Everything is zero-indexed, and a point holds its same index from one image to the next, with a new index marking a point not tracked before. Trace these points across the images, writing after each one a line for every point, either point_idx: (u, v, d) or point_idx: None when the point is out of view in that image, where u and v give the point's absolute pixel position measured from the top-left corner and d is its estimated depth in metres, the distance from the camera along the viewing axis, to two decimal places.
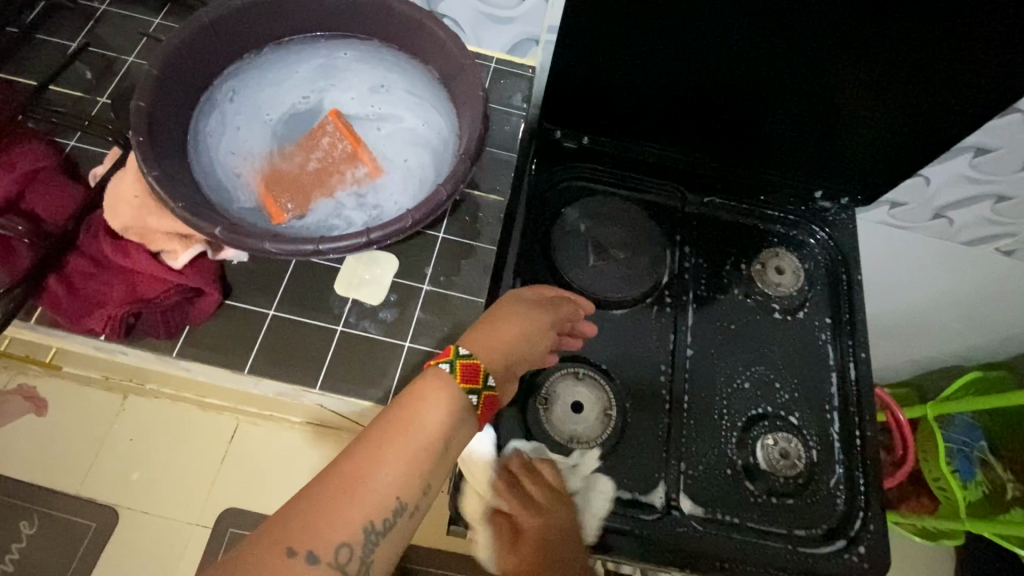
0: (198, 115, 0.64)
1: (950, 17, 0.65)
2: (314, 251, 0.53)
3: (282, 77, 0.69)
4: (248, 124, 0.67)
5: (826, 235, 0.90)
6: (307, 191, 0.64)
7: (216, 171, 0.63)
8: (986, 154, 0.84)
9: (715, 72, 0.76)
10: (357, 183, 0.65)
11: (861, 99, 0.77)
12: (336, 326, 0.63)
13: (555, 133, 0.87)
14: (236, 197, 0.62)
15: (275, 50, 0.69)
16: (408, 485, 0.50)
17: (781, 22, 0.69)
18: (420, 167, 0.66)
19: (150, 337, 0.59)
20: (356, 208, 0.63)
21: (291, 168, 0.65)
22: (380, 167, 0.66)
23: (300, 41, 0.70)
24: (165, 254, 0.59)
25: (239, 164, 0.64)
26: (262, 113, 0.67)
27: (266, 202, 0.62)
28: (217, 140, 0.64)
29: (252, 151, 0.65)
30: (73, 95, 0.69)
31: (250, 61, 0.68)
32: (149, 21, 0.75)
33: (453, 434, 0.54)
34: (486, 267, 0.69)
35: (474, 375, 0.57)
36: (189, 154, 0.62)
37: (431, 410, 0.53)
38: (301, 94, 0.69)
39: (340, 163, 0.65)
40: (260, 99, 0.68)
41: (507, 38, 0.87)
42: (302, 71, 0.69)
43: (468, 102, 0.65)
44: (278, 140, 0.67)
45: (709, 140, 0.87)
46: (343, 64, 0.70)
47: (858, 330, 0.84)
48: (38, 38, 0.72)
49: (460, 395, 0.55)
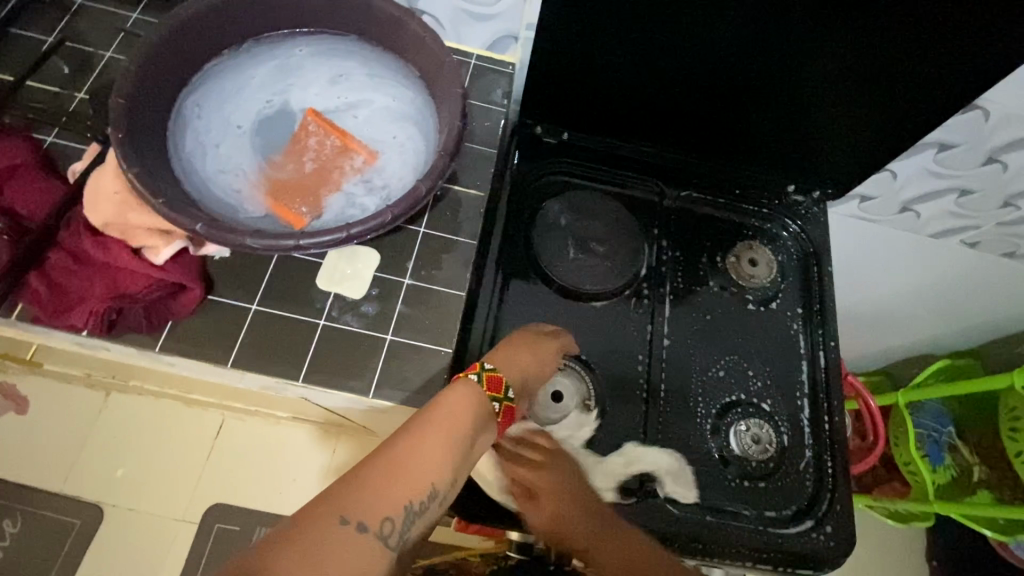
0: (174, 136, 0.63)
1: (918, 12, 0.67)
2: (295, 246, 0.54)
3: (237, 84, 0.67)
4: (227, 140, 0.65)
5: (798, 227, 0.93)
6: (314, 192, 0.64)
7: (214, 191, 0.62)
8: (949, 149, 0.87)
9: (688, 67, 0.78)
10: (356, 175, 0.66)
11: (829, 94, 0.79)
12: (319, 320, 0.64)
13: (536, 128, 0.88)
14: (248, 209, 0.62)
15: (223, 58, 0.68)
16: (444, 472, 0.53)
17: (755, 15, 0.71)
18: (410, 140, 0.68)
19: (132, 331, 0.60)
20: (368, 195, 0.65)
21: (289, 170, 0.65)
22: (374, 152, 0.67)
23: (245, 46, 0.69)
24: (147, 250, 0.60)
25: (233, 181, 0.63)
26: (233, 127, 0.66)
27: (278, 212, 0.62)
28: (201, 162, 0.63)
29: (239, 165, 0.64)
30: (50, 91, 0.68)
31: (203, 74, 0.67)
32: (126, 16, 0.74)
33: (481, 429, 0.57)
34: (467, 261, 0.70)
35: (498, 386, 0.61)
36: (181, 180, 0.61)
37: (464, 406, 0.57)
38: (264, 97, 0.68)
39: (335, 159, 0.66)
40: (226, 113, 0.66)
41: (487, 34, 0.86)
42: (258, 74, 0.68)
43: (446, 99, 0.66)
44: (262, 150, 0.66)
45: (682, 135, 0.89)
46: (298, 60, 0.70)
47: (828, 319, 0.87)
48: (12, 33, 0.71)
49: (487, 402, 0.59)
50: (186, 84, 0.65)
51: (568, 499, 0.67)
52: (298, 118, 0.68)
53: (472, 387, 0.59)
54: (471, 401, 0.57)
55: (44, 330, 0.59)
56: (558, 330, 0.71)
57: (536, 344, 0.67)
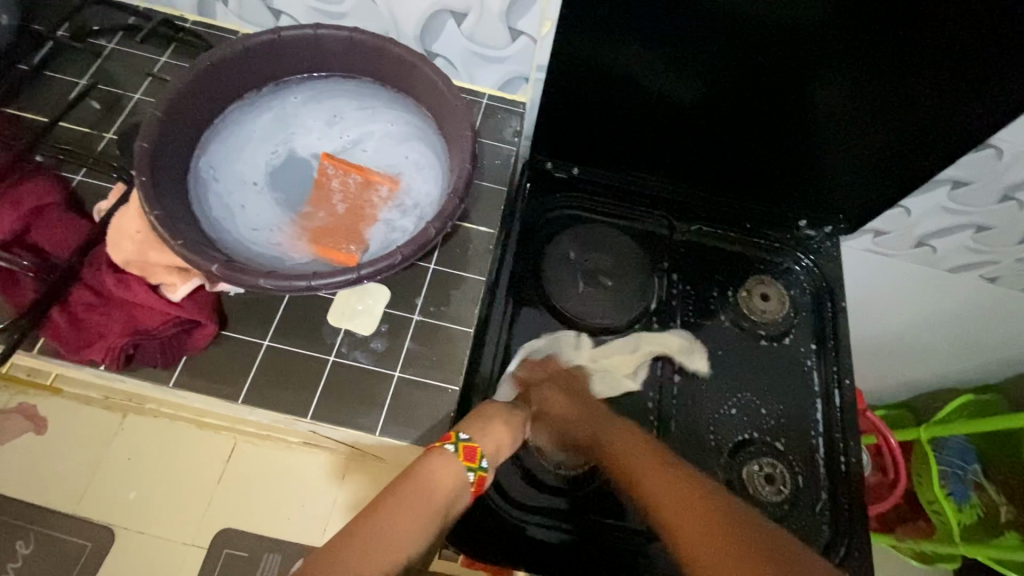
0: (195, 199, 0.64)
1: (927, 49, 0.67)
2: (306, 287, 0.55)
3: (241, 140, 0.69)
4: (250, 200, 0.66)
5: (811, 261, 0.92)
6: (355, 229, 0.66)
7: (256, 248, 0.63)
8: (963, 186, 0.86)
9: (695, 104, 0.79)
10: (386, 205, 0.68)
11: (839, 130, 0.79)
12: (328, 356, 0.64)
13: (546, 163, 0.90)
14: (295, 257, 0.63)
15: (222, 118, 0.69)
16: (421, 545, 0.51)
17: (762, 50, 0.71)
18: (425, 158, 0.70)
19: (148, 366, 0.61)
20: (404, 217, 0.67)
21: (323, 217, 0.66)
22: (396, 178, 0.69)
23: (241, 103, 0.70)
24: (164, 287, 0.61)
25: (271, 236, 0.64)
26: (249, 184, 0.67)
27: (327, 255, 0.64)
28: (233, 225, 0.64)
29: (272, 222, 0.65)
30: (81, 131, 0.72)
31: (209, 136, 0.68)
32: (154, 60, 0.78)
33: (456, 500, 0.56)
34: (476, 296, 0.70)
35: (473, 455, 0.59)
36: (213, 238, 0.62)
37: (443, 477, 0.55)
38: (269, 148, 0.69)
39: (362, 194, 0.68)
40: (239, 172, 0.67)
41: (498, 74, 0.85)
42: (259, 128, 0.70)
43: (457, 140, 0.67)
44: (288, 202, 0.67)
45: (690, 170, 0.89)
46: (294, 107, 0.71)
47: (843, 356, 0.85)
48: (46, 76, 0.75)
49: (461, 474, 0.56)
50: (195, 146, 0.66)
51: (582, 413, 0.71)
52: (314, 163, 0.69)
53: (446, 459, 0.56)
54: (450, 475, 0.56)
55: (63, 363, 0.60)
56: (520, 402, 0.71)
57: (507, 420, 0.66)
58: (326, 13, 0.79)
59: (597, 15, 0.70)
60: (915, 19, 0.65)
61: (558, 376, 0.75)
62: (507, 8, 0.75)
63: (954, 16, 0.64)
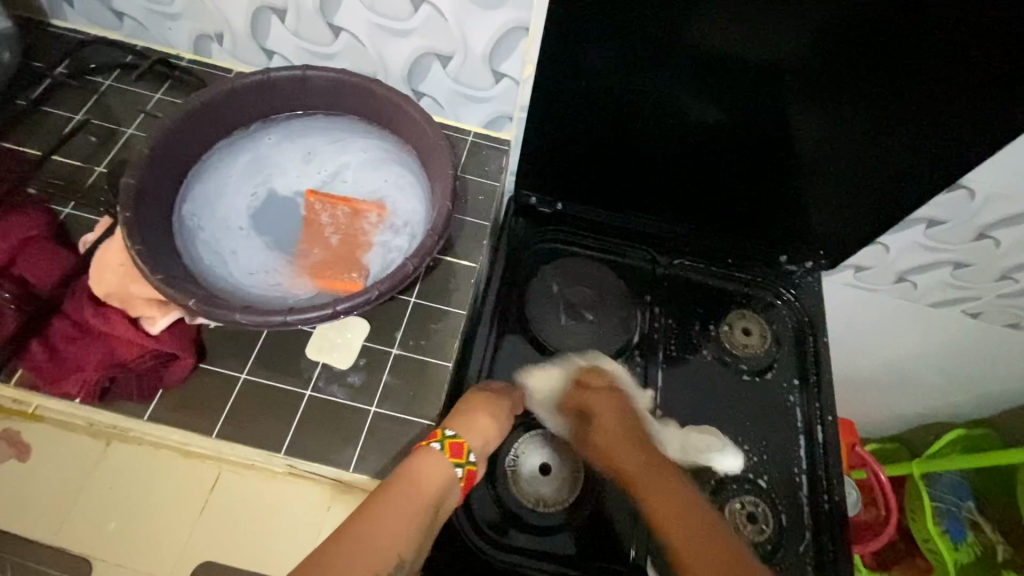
0: (185, 248, 0.63)
1: (895, 92, 0.69)
2: (282, 322, 0.55)
3: (220, 187, 0.69)
4: (240, 243, 0.65)
5: (792, 295, 0.93)
6: (353, 258, 0.67)
7: (254, 289, 0.62)
8: (938, 225, 0.88)
9: (674, 140, 0.82)
10: (379, 229, 0.69)
11: (816, 167, 0.81)
12: (304, 390, 0.64)
13: (531, 199, 0.92)
14: (298, 293, 0.63)
15: (197, 169, 0.69)
16: (409, 541, 0.54)
17: (736, 88, 0.74)
18: (404, 178, 0.72)
19: (123, 399, 0.60)
20: (397, 236, 0.68)
21: (317, 253, 0.66)
22: (383, 204, 0.71)
23: (214, 151, 0.70)
24: (143, 320, 0.61)
25: (265, 276, 0.64)
26: (236, 229, 0.66)
27: (333, 287, 0.64)
28: (226, 270, 0.63)
29: (268, 265, 0.65)
30: (73, 164, 0.73)
31: (188, 186, 0.67)
32: (149, 96, 0.80)
33: (446, 495, 0.59)
34: (455, 330, 0.70)
35: (460, 451, 0.61)
36: (206, 282, 0.61)
37: (430, 474, 0.58)
38: (248, 191, 0.69)
39: (352, 224, 0.69)
40: (222, 219, 0.67)
41: (483, 114, 0.85)
42: (235, 172, 0.70)
43: (439, 173, 0.69)
44: (279, 243, 0.67)
45: (672, 204, 0.91)
46: (268, 147, 0.72)
47: (824, 390, 0.86)
48: (43, 110, 0.77)
49: (449, 473, 0.60)
50: (177, 194, 0.66)
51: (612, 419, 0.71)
52: (298, 201, 0.69)
53: (435, 457, 0.59)
54: (436, 473, 0.59)
55: (38, 396, 0.60)
56: (509, 389, 0.73)
57: (493, 409, 0.68)
58: (316, 54, 0.79)
59: (575, 58, 0.72)
60: (881, 64, 0.67)
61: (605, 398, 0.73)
62: (490, 52, 0.76)
63: (918, 61, 0.66)
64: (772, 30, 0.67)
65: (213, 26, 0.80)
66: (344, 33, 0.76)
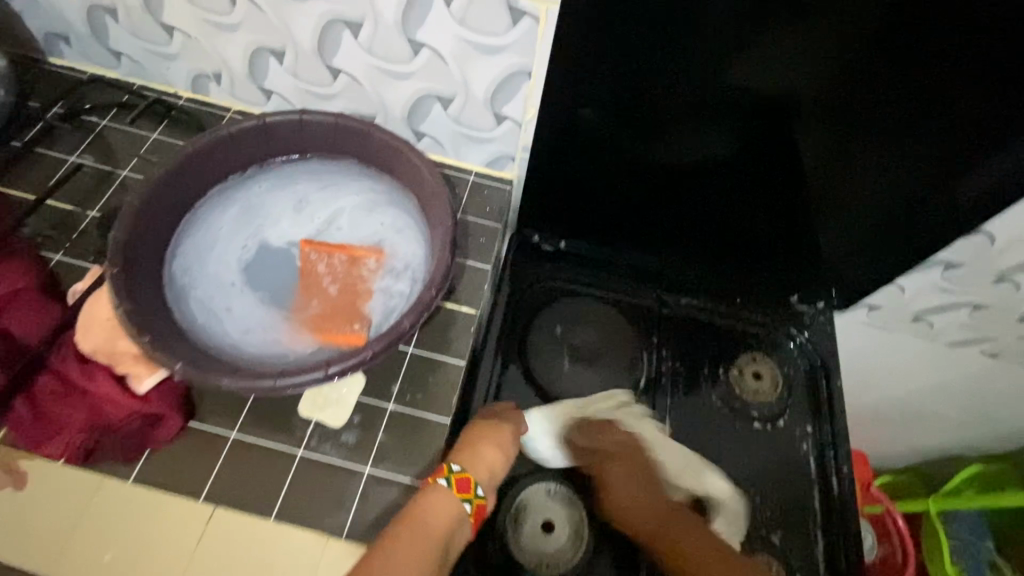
0: (176, 307, 0.60)
1: (911, 135, 0.67)
2: (272, 386, 0.53)
3: (209, 241, 0.65)
4: (234, 299, 0.62)
5: (804, 337, 0.89)
6: (355, 307, 0.64)
7: (250, 346, 0.60)
8: (956, 269, 0.85)
9: (681, 179, 0.80)
10: (378, 275, 0.66)
11: (829, 207, 0.79)
12: (296, 450, 0.61)
13: (533, 237, 0.90)
14: (299, 348, 0.60)
15: (185, 223, 0.66)
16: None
17: (746, 129, 0.72)
18: (401, 220, 0.70)
19: (107, 461, 0.58)
20: (399, 281, 0.66)
21: (315, 305, 0.63)
22: (381, 249, 0.68)
23: (202, 203, 0.67)
24: (130, 378, 0.59)
25: (261, 332, 0.61)
26: (227, 285, 0.63)
27: (332, 340, 0.61)
28: (220, 328, 0.60)
29: (264, 322, 0.62)
30: (65, 209, 0.71)
31: (176, 241, 0.65)
32: (146, 137, 0.79)
33: (456, 532, 0.57)
34: (454, 383, 0.67)
35: (467, 486, 0.59)
36: (199, 341, 0.59)
37: (438, 513, 0.56)
38: (238, 244, 0.66)
39: (351, 272, 0.66)
40: (214, 274, 0.63)
41: (485, 153, 0.83)
42: (224, 225, 0.67)
43: (438, 219, 0.66)
44: (274, 297, 0.63)
45: (679, 242, 0.89)
46: (258, 196, 0.69)
47: (840, 439, 0.82)
48: (37, 151, 0.75)
49: (457, 510, 0.58)
50: (165, 249, 0.63)
51: (627, 469, 0.72)
52: (293, 252, 0.67)
53: (443, 494, 0.58)
54: (442, 510, 0.57)
55: (19, 457, 0.57)
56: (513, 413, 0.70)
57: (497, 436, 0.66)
58: (315, 93, 0.78)
59: (580, 98, 0.71)
60: (893, 108, 0.66)
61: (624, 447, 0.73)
62: (492, 95, 0.74)
63: (931, 107, 0.64)
64: (782, 73, 0.66)
65: (211, 66, 0.78)
66: (344, 74, 0.75)
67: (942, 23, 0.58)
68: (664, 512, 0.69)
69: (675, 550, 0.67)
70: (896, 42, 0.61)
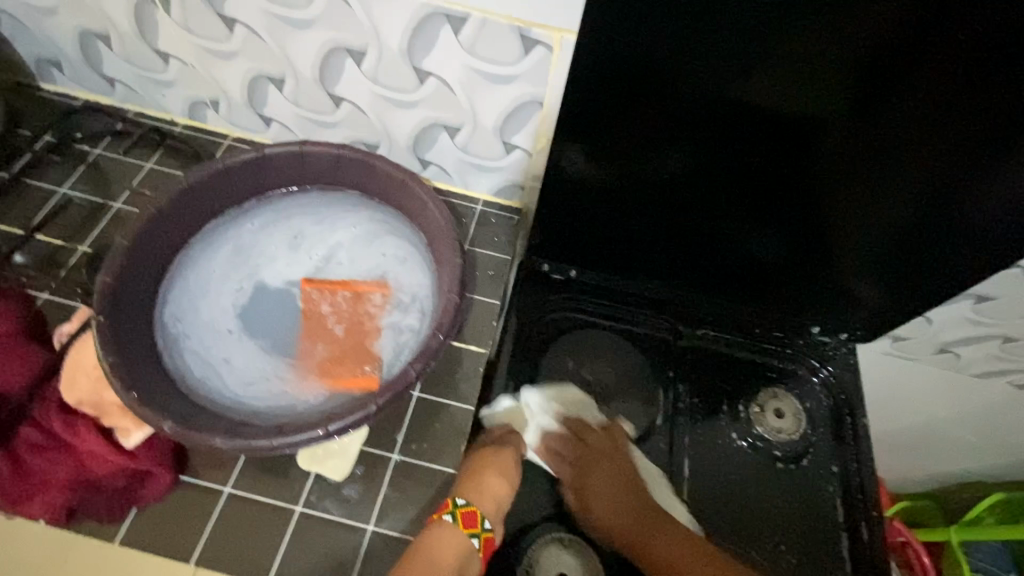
0: (168, 358, 0.57)
1: (954, 174, 0.62)
2: (268, 446, 0.49)
3: (201, 285, 0.62)
4: (230, 348, 0.59)
5: (829, 372, 0.85)
6: (364, 348, 0.60)
7: (250, 397, 0.56)
8: (988, 301, 0.83)
9: (699, 215, 0.74)
10: (386, 310, 0.63)
11: (855, 246, 0.73)
12: (294, 506, 0.58)
13: (543, 266, 0.84)
14: (303, 399, 0.57)
15: (175, 267, 0.62)
16: None
17: (767, 168, 0.66)
18: (406, 249, 0.66)
19: (92, 520, 0.54)
20: (407, 315, 0.63)
21: (322, 349, 0.60)
22: (386, 282, 0.65)
23: (192, 245, 0.64)
24: (117, 431, 0.55)
25: (262, 379, 0.57)
26: (223, 332, 0.60)
27: (347, 387, 0.58)
28: (216, 380, 0.57)
29: (267, 370, 0.58)
30: (54, 243, 0.68)
31: (165, 287, 0.61)
32: (140, 166, 0.76)
33: (464, 569, 0.55)
34: (462, 430, 0.64)
35: (473, 520, 0.57)
36: (192, 394, 0.55)
37: (445, 551, 0.54)
38: (232, 287, 0.62)
39: (355, 310, 0.63)
40: (208, 322, 0.60)
41: (492, 181, 0.80)
42: (217, 266, 0.63)
43: (446, 250, 0.63)
44: (275, 342, 0.60)
45: (695, 276, 0.83)
46: (250, 235, 0.66)
47: (868, 482, 0.77)
48: (27, 183, 0.72)
49: (463, 544, 0.55)
50: (155, 299, 0.60)
51: (604, 470, 0.73)
52: (294, 291, 0.63)
53: (448, 531, 0.55)
54: (448, 547, 0.55)
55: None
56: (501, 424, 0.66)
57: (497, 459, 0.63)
58: (316, 122, 0.75)
59: (593, 135, 0.65)
60: (935, 152, 0.60)
61: (608, 454, 0.74)
62: (501, 125, 0.71)
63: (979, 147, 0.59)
64: (813, 112, 0.60)
65: (209, 93, 0.75)
66: (346, 102, 0.72)
67: (1001, 62, 0.53)
68: (632, 497, 0.72)
69: (641, 545, 0.69)
70: (945, 82, 0.55)
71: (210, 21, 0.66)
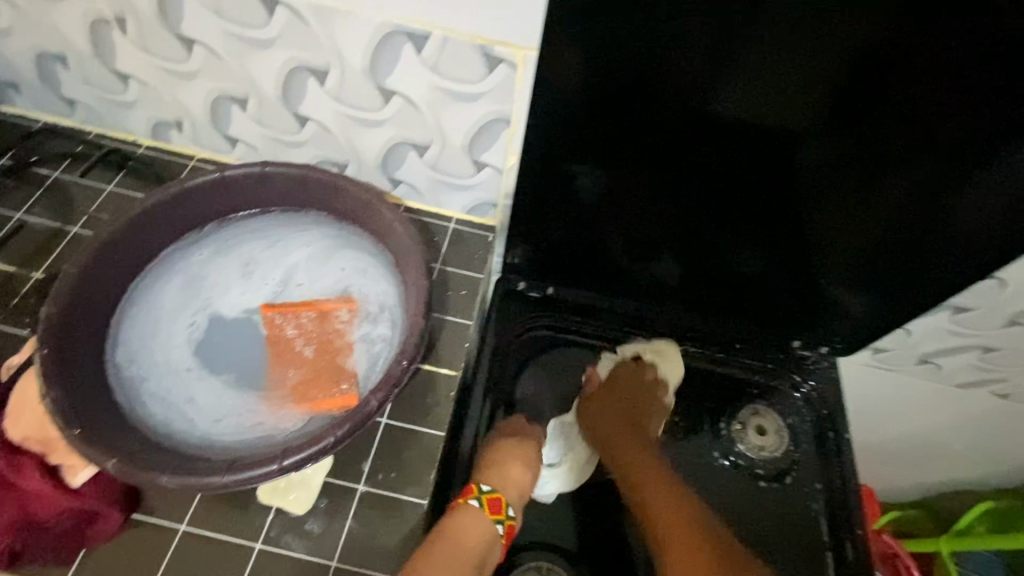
0: (120, 398, 0.54)
1: (928, 184, 0.61)
2: (219, 484, 0.47)
3: (152, 322, 0.59)
4: (185, 384, 0.56)
5: (811, 386, 0.84)
6: (336, 366, 0.58)
7: (208, 427, 0.54)
8: (965, 312, 0.82)
9: (674, 229, 0.72)
10: (355, 325, 0.61)
11: (835, 256, 0.72)
12: (254, 543, 0.55)
13: (519, 284, 0.83)
14: (268, 427, 0.55)
15: (124, 304, 0.60)
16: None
17: (741, 179, 0.65)
18: (369, 262, 0.65)
19: (36, 563, 0.52)
20: (378, 326, 0.61)
21: (294, 374, 0.58)
22: (350, 297, 0.63)
23: (141, 280, 0.61)
24: (64, 469, 0.52)
25: (223, 408, 0.55)
26: (180, 371, 0.57)
27: (326, 407, 0.56)
28: (172, 415, 0.54)
29: (228, 403, 0.56)
30: (6, 270, 0.65)
31: (113, 325, 0.58)
32: (99, 189, 0.73)
33: (489, 552, 0.59)
34: (432, 458, 0.61)
35: (499, 506, 0.62)
36: (144, 427, 0.53)
37: (473, 529, 0.59)
38: (186, 322, 0.60)
39: (323, 329, 0.61)
40: (162, 360, 0.57)
41: (466, 200, 0.78)
42: (168, 301, 0.61)
43: (411, 266, 0.61)
44: (239, 376, 0.57)
45: (675, 293, 0.82)
46: (200, 265, 0.64)
47: (852, 500, 0.76)
48: None
49: (489, 526, 0.60)
50: (105, 337, 0.57)
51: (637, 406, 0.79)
52: (254, 318, 0.61)
53: (476, 512, 0.60)
54: (477, 528, 0.59)
55: None
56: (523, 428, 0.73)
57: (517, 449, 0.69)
58: (283, 142, 0.73)
59: (565, 148, 0.65)
60: (904, 166, 0.60)
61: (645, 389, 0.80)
62: (470, 143, 0.70)
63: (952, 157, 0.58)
64: (781, 126, 0.60)
65: (172, 114, 0.74)
66: (312, 122, 0.70)
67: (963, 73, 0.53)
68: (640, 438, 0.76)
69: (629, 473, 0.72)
70: (912, 94, 0.55)
71: (168, 41, 0.65)
